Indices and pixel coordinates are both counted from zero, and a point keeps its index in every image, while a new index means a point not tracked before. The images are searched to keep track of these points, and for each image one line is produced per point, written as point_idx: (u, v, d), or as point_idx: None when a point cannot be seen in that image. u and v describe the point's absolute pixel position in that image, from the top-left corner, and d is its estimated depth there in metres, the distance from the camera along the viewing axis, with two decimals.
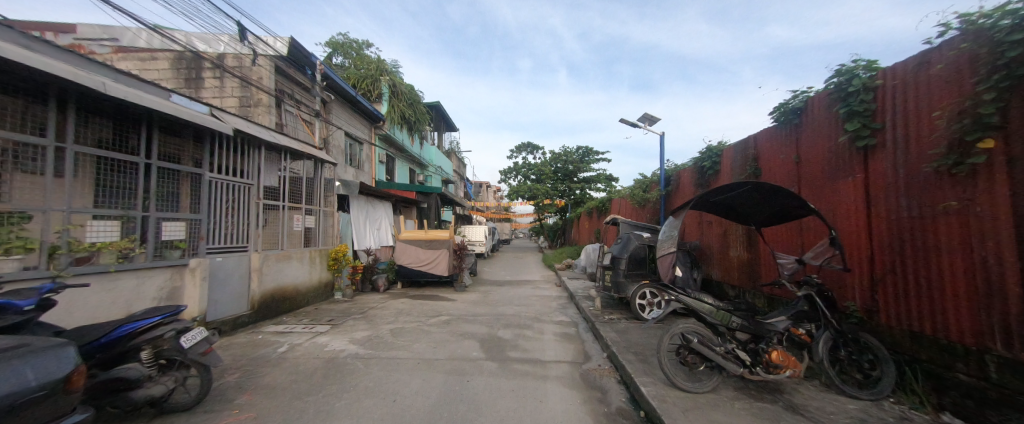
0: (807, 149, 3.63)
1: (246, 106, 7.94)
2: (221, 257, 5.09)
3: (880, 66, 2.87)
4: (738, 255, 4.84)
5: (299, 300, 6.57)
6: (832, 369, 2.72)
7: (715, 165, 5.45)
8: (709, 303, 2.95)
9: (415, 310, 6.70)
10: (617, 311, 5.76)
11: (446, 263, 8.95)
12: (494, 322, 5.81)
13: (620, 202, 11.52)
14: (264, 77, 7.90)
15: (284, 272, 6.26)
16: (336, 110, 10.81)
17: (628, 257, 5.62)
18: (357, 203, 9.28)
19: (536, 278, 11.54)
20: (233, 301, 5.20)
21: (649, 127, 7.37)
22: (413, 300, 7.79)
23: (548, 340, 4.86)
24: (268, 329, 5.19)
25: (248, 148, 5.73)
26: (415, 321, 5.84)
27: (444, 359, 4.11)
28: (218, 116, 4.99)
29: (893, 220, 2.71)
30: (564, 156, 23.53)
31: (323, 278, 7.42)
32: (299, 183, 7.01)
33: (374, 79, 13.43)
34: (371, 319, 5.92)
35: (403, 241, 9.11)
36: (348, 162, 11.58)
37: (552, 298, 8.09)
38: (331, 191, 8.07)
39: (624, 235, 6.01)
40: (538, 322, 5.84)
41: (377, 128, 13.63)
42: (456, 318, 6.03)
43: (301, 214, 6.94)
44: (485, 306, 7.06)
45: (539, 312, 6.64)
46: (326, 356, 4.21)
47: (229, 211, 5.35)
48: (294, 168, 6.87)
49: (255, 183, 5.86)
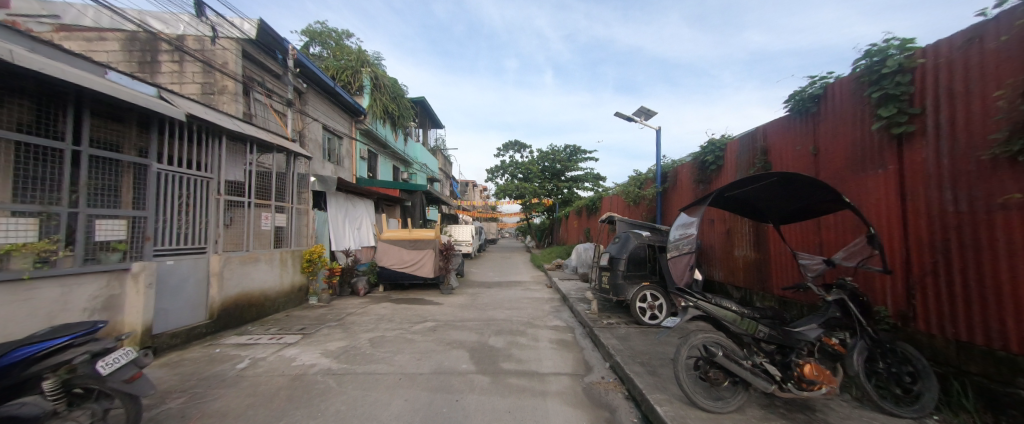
0: (826, 141, 3.38)
1: (209, 94, 7.20)
2: (173, 260, 4.45)
3: (916, 45, 2.60)
4: (744, 255, 4.60)
5: (268, 306, 5.94)
6: (868, 384, 2.44)
7: (718, 159, 5.19)
8: (732, 310, 2.63)
9: (398, 315, 6.18)
10: (615, 315, 5.42)
11: (431, 265, 8.43)
12: (485, 329, 5.35)
13: (610, 200, 11.26)
14: (230, 62, 7.21)
15: (251, 276, 5.63)
16: (313, 101, 10.12)
17: (626, 258, 5.29)
18: (335, 201, 8.64)
19: (526, 279, 11.14)
20: (187, 310, 4.58)
21: (644, 121, 7.08)
22: (395, 305, 7.24)
23: (545, 349, 4.44)
24: (228, 341, 4.58)
25: (206, 137, 5.07)
26: (397, 329, 5.32)
27: (430, 374, 3.63)
28: (169, 99, 4.34)
29: (935, 216, 2.43)
30: (551, 155, 23.27)
31: (297, 282, 6.79)
32: (268, 178, 6.36)
33: (355, 70, 12.76)
34: (349, 327, 5.37)
35: (385, 241, 8.54)
36: (325, 158, 10.90)
37: (544, 300, 7.70)
38: (306, 188, 7.43)
39: (623, 234, 5.70)
40: (532, 328, 5.43)
41: (357, 122, 12.96)
42: (443, 325, 5.54)
43: (270, 211, 6.31)
44: (474, 311, 6.59)
45: (532, 316, 6.22)
46: (294, 372, 3.66)
47: (183, 208, 4.69)
48: (263, 162, 6.23)
49: (215, 177, 5.21)
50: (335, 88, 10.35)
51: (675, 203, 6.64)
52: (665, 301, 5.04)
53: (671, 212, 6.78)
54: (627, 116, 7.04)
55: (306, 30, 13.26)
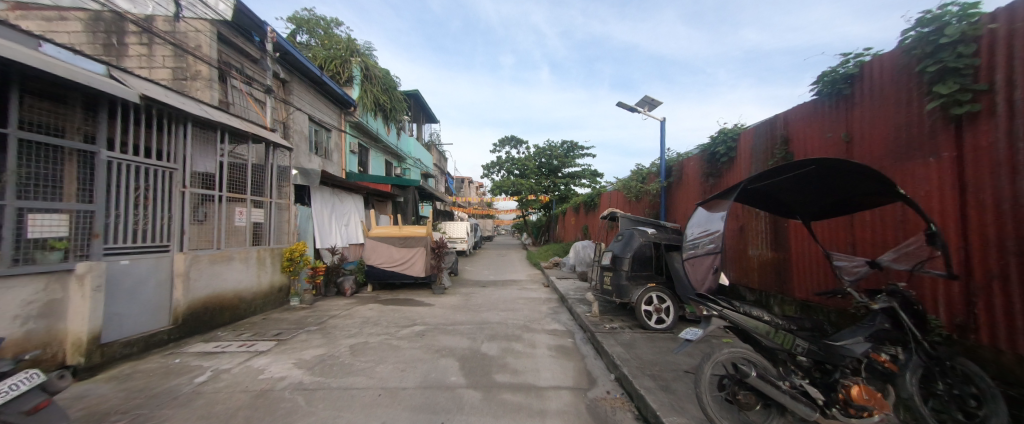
0: (862, 126, 3.00)
1: (181, 79, 6.45)
2: (128, 260, 3.97)
3: (981, 9, 2.20)
4: (760, 254, 4.25)
5: (243, 309, 5.48)
6: (924, 408, 2.08)
7: (729, 152, 4.79)
8: (765, 321, 2.24)
9: (385, 318, 5.76)
10: (618, 318, 5.05)
11: (423, 263, 7.99)
12: (478, 334, 4.94)
13: (609, 196, 10.89)
14: (204, 45, 6.68)
15: (222, 277, 5.16)
16: (298, 91, 9.65)
17: (631, 257, 4.90)
18: (320, 196, 8.16)
19: (522, 278, 10.76)
20: (146, 315, 4.12)
21: (648, 112, 6.68)
22: (383, 306, 6.81)
23: (543, 357, 4.04)
24: (191, 350, 4.12)
25: (167, 123, 4.56)
26: (382, 334, 4.88)
27: (414, 389, 3.20)
28: (121, 78, 3.84)
29: (1003, 211, 2.05)
30: (548, 151, 22.83)
31: (276, 282, 6.31)
32: (243, 171, 5.85)
33: (344, 60, 12.26)
34: (329, 332, 4.94)
35: (373, 239, 8.07)
36: (312, 150, 10.45)
37: (542, 301, 7.30)
38: (286, 181, 6.94)
39: (626, 232, 5.32)
40: (529, 333, 5.03)
41: (346, 114, 12.46)
42: (432, 329, 5.13)
43: (245, 206, 5.83)
44: (466, 313, 6.18)
45: (529, 319, 5.82)
46: (259, 388, 3.21)
47: (140, 202, 4.19)
48: (236, 153, 5.73)
49: (179, 168, 4.72)
50: (321, 77, 9.89)
51: (681, 199, 6.28)
52: (673, 304, 4.67)
53: (677, 208, 6.45)
54: (630, 106, 6.65)
55: (292, 17, 12.66)
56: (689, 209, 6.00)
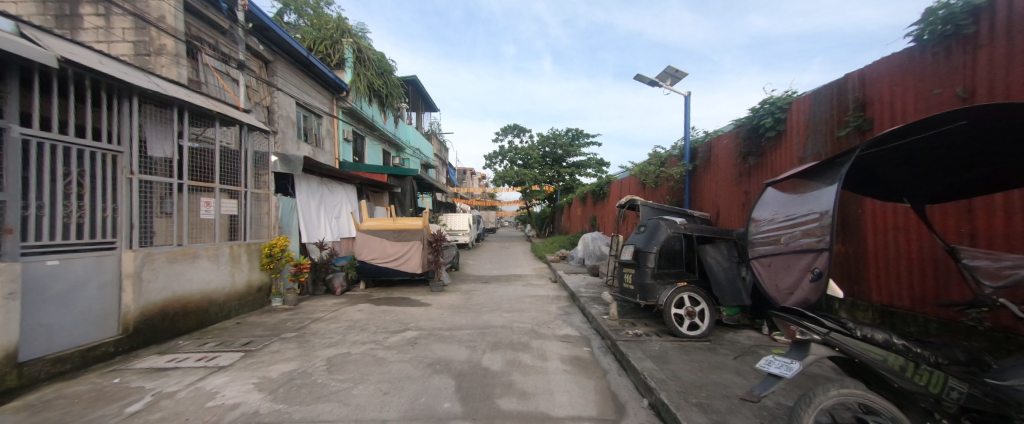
0: (992, 76, 2.20)
1: (144, 55, 5.78)
2: (58, 259, 3.28)
3: None
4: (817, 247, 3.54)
5: (213, 313, 4.84)
6: None
7: (778, 123, 4.00)
8: (896, 349, 1.55)
9: (374, 322, 5.09)
10: (641, 323, 4.36)
11: (418, 259, 7.31)
12: (479, 342, 4.25)
13: (620, 184, 10.12)
14: (168, 15, 5.91)
15: (186, 277, 4.50)
16: (282, 72, 8.92)
17: (657, 251, 4.17)
18: (306, 186, 7.46)
19: (527, 272, 10.09)
20: (87, 324, 3.48)
21: (670, 86, 5.85)
22: (374, 306, 6.14)
23: (558, 373, 3.34)
24: (138, 366, 3.47)
25: (107, 97, 3.81)
26: (369, 343, 4.21)
27: (396, 422, 2.48)
28: (34, 37, 3.08)
29: None
30: (552, 139, 21.98)
31: (254, 281, 5.66)
32: (208, 156, 5.12)
33: (335, 41, 11.44)
34: (307, 340, 4.27)
35: (365, 232, 7.39)
36: (299, 137, 9.72)
37: (550, 299, 6.61)
38: (264, 168, 6.22)
39: (650, 222, 4.58)
40: (538, 340, 4.33)
41: (338, 99, 11.72)
42: (426, 336, 4.46)
43: (213, 196, 5.13)
44: (466, 315, 5.51)
45: (537, 322, 5.14)
46: (201, 421, 2.52)
47: (73, 191, 3.45)
48: (201, 136, 5.00)
49: (128, 151, 3.99)
50: (308, 57, 9.21)
51: (711, 185, 5.54)
52: (708, 306, 3.98)
53: (706, 193, 5.70)
54: (650, 80, 5.83)
55: None
56: (722, 196, 5.26)
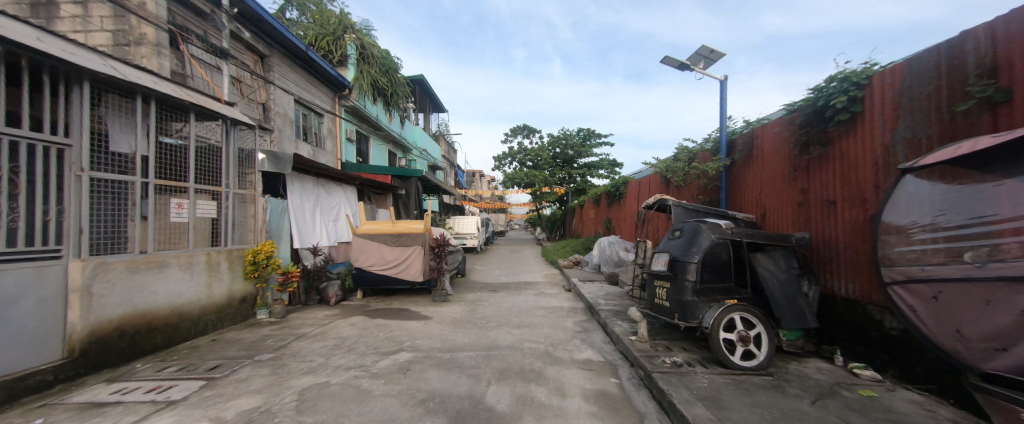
0: None
1: (123, 45, 5.25)
2: None
3: None
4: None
5: (184, 329, 4.28)
6: None
7: (852, 103, 3.22)
8: None
9: (365, 340, 4.46)
10: (679, 348, 3.61)
11: (420, 266, 6.69)
12: (483, 369, 3.56)
13: (640, 185, 9.34)
14: (149, 2, 5.44)
15: (152, 290, 3.95)
16: (279, 68, 8.48)
17: (699, 261, 3.42)
18: (300, 186, 6.94)
19: (537, 279, 9.38)
20: (22, 348, 2.92)
21: (703, 69, 5.09)
22: (369, 319, 5.52)
23: (582, 418, 2.61)
24: (74, 400, 2.88)
25: (51, 82, 3.26)
26: (353, 369, 3.55)
27: None
28: None
29: None
30: (563, 140, 21.35)
31: (236, 292, 5.10)
32: (182, 153, 4.56)
33: (337, 37, 10.96)
34: (283, 364, 3.64)
35: (362, 237, 6.80)
36: (298, 136, 9.26)
37: (565, 312, 5.88)
38: (250, 167, 5.70)
39: (688, 225, 3.84)
40: (554, 367, 3.61)
41: (341, 98, 11.23)
42: (422, 360, 3.79)
43: (187, 198, 4.57)
44: (470, 331, 4.83)
45: (551, 341, 4.42)
46: None
47: (5, 190, 2.88)
48: (172, 130, 4.43)
49: (78, 144, 3.45)
50: (307, 52, 8.78)
51: (756, 181, 4.76)
52: (765, 330, 3.21)
53: (750, 191, 4.91)
54: (679, 62, 5.10)
55: None
56: (769, 194, 4.49)
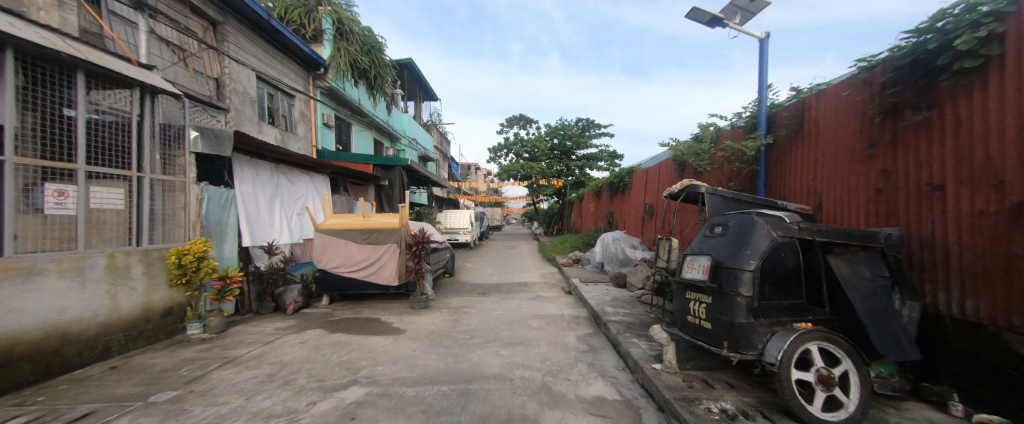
0: None
1: None
2: None
3: None
4: None
5: (67, 355, 3.24)
6: None
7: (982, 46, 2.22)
8: None
9: (312, 366, 3.47)
10: (723, 389, 2.64)
11: (395, 268, 5.69)
12: (458, 417, 2.54)
13: (648, 174, 8.40)
14: None
15: (13, 307, 2.87)
16: (235, 38, 7.35)
17: (757, 269, 2.44)
18: (252, 174, 5.93)
19: (534, 280, 8.42)
20: None
21: (740, 24, 4.09)
22: (327, 334, 4.53)
23: None
24: None
25: None
26: (276, 420, 2.51)
27: None
28: None
29: None
30: (562, 130, 20.36)
31: (155, 303, 4.14)
32: (65, 126, 3.48)
33: (310, 9, 9.68)
34: (181, 411, 2.61)
35: (326, 233, 5.78)
36: (262, 117, 8.17)
37: (565, 323, 4.94)
38: (179, 148, 4.67)
39: (734, 218, 2.86)
40: (555, 413, 2.61)
41: (315, 78, 10.11)
42: (375, 401, 2.79)
43: (75, 185, 3.50)
44: (447, 352, 3.86)
45: (550, 367, 3.47)
46: None
47: None
48: (48, 93, 3.32)
49: None
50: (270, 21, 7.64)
51: (810, 162, 3.85)
52: (854, 367, 2.25)
53: (801, 176, 3.98)
54: (711, 16, 4.09)
55: None
56: (830, 177, 3.58)
